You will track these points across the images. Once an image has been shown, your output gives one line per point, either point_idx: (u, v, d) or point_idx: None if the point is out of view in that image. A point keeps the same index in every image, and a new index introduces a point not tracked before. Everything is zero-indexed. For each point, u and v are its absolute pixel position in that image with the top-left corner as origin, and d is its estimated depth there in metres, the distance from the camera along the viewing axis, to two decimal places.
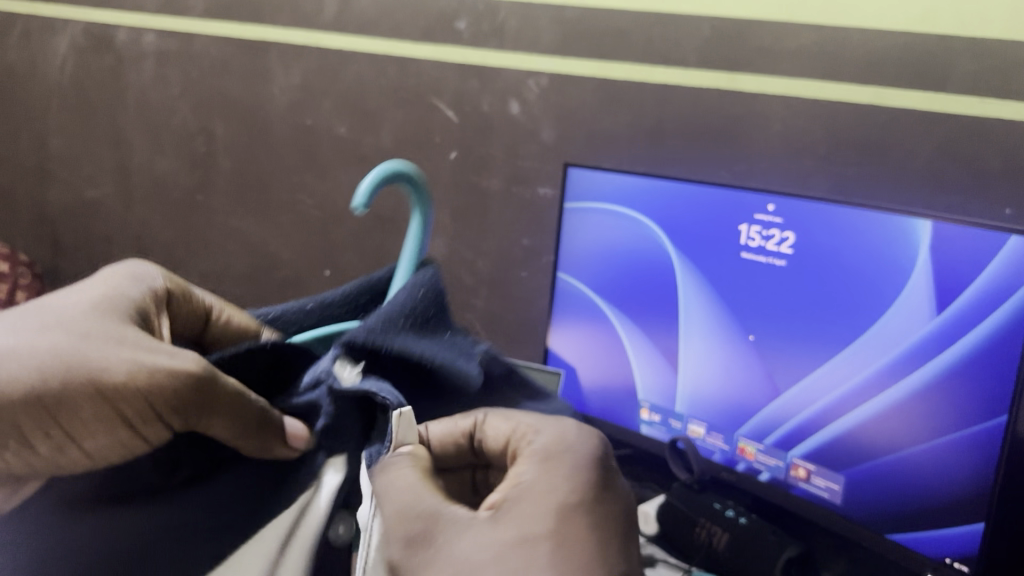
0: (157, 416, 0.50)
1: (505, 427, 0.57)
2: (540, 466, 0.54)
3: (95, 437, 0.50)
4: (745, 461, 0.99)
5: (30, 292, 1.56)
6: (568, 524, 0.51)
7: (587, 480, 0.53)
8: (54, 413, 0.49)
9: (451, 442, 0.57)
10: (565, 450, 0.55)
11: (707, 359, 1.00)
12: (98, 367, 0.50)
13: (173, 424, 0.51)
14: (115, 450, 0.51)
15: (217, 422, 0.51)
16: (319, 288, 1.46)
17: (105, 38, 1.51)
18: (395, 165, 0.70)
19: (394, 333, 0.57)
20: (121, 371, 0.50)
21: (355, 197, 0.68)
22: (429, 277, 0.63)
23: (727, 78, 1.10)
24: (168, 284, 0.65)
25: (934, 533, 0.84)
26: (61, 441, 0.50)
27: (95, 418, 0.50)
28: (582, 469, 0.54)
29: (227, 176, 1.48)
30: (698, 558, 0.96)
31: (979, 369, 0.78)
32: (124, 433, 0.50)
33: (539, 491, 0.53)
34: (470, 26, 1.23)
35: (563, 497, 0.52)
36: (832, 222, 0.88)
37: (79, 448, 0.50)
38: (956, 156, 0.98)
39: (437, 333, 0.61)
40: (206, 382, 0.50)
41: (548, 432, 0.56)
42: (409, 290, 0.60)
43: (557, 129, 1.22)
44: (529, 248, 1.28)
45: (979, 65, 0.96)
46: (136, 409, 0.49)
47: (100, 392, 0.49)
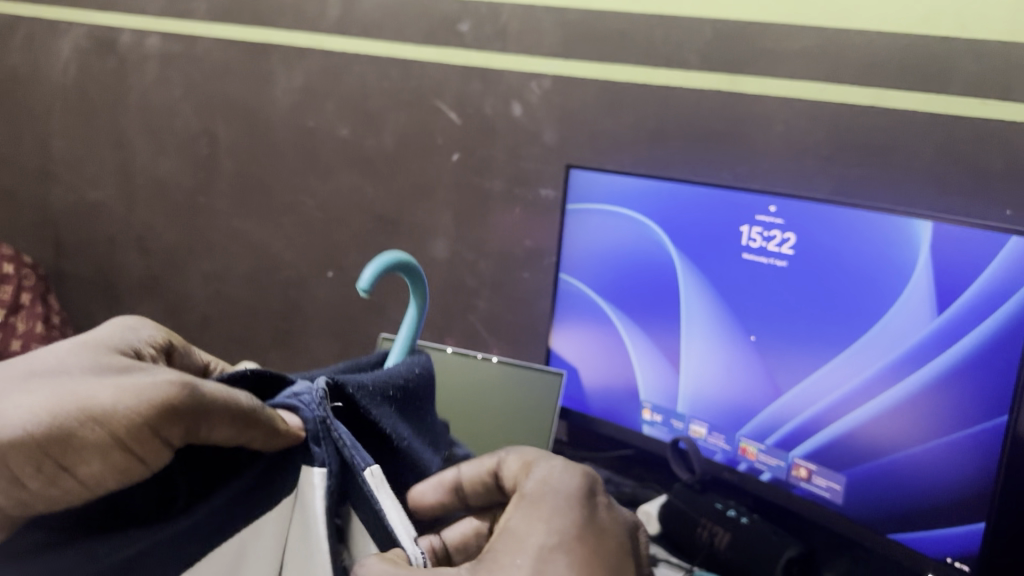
0: (153, 434, 0.45)
1: (513, 467, 0.55)
2: (526, 505, 0.52)
3: (89, 460, 0.44)
4: (746, 461, 0.99)
5: (33, 294, 1.57)
6: (549, 564, 0.48)
7: (577, 519, 0.50)
8: (38, 447, 0.43)
9: (479, 482, 0.56)
10: (553, 490, 0.52)
11: (708, 360, 1.00)
12: (90, 394, 0.44)
13: (172, 438, 0.46)
14: (112, 475, 0.45)
15: (212, 423, 0.47)
16: (321, 289, 1.46)
17: (109, 40, 1.51)
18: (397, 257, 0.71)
19: (379, 402, 0.59)
20: (116, 394, 0.44)
21: (361, 281, 0.68)
22: (422, 361, 0.68)
23: (728, 80, 1.10)
24: (169, 337, 0.63)
25: (935, 533, 0.84)
26: (55, 472, 0.44)
27: (87, 442, 0.44)
28: (569, 502, 0.51)
29: (231, 178, 1.49)
30: (699, 559, 0.96)
31: (979, 369, 0.79)
32: (120, 455, 0.44)
33: (521, 528, 0.50)
34: (473, 29, 1.24)
35: (546, 535, 0.49)
36: (833, 223, 0.88)
37: (73, 477, 0.44)
38: (957, 157, 0.99)
39: (406, 419, 0.63)
40: (194, 389, 0.46)
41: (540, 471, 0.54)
42: (407, 365, 0.65)
43: (559, 131, 1.22)
44: (531, 250, 1.28)
45: (979, 66, 0.96)
46: (131, 425, 0.44)
47: (88, 416, 0.44)
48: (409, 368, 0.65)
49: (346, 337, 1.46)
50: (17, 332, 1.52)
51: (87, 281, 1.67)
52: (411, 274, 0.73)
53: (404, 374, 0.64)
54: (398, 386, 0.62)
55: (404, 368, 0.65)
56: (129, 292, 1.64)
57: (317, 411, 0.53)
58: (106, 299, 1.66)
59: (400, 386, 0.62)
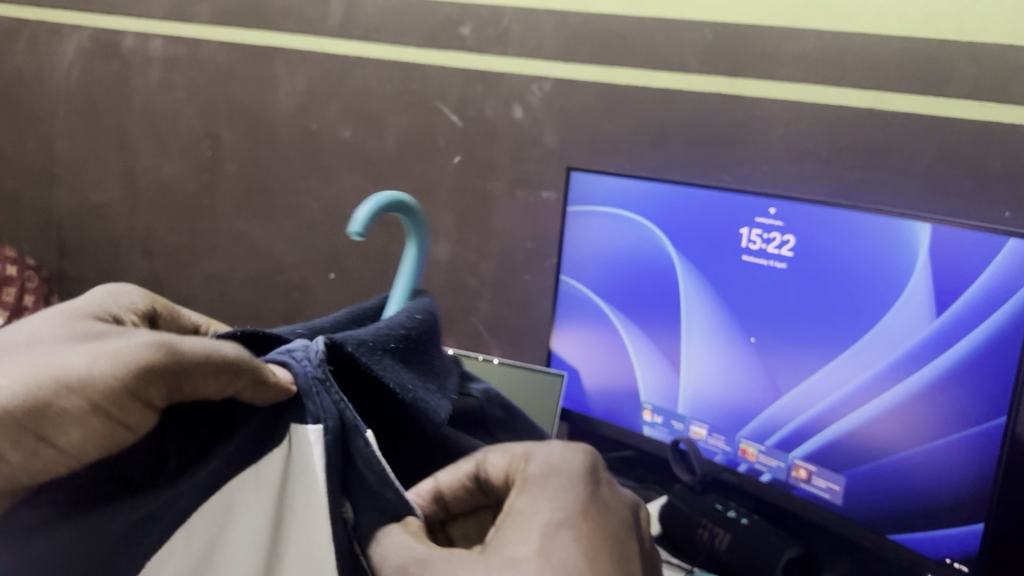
0: (132, 397, 0.40)
1: (503, 461, 0.51)
2: (528, 490, 0.49)
3: (66, 429, 0.40)
4: (746, 462, 0.99)
5: (36, 295, 1.58)
6: (556, 541, 0.45)
7: (581, 496, 0.48)
8: (13, 420, 0.39)
9: (459, 488, 0.51)
10: (555, 474, 0.50)
11: (708, 362, 1.01)
12: (60, 362, 0.40)
13: (154, 400, 0.41)
14: (94, 441, 0.41)
15: (196, 381, 0.42)
16: (324, 291, 1.47)
17: (113, 43, 1.52)
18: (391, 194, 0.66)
19: (379, 353, 0.53)
20: (86, 360, 0.40)
21: (353, 223, 0.63)
22: (426, 305, 0.62)
23: (728, 83, 1.11)
24: (154, 303, 0.58)
25: (935, 534, 0.84)
26: (34, 445, 0.40)
27: (61, 410, 0.39)
28: (571, 482, 0.49)
29: (233, 180, 1.49)
30: (700, 559, 0.97)
31: (979, 369, 0.79)
32: (100, 422, 0.40)
33: (527, 509, 0.47)
34: (475, 32, 1.25)
35: (552, 514, 0.47)
36: (833, 226, 0.88)
37: (54, 446, 0.40)
38: (957, 160, 0.99)
39: (418, 369, 0.56)
40: (176, 347, 0.41)
41: (539, 458, 0.51)
42: (407, 312, 0.59)
43: (560, 133, 1.23)
44: (532, 251, 1.29)
45: (978, 70, 0.97)
46: (108, 391, 0.39)
47: (62, 385, 0.39)
48: (410, 314, 0.59)
49: None
50: None
51: (90, 283, 1.67)
52: (410, 216, 0.67)
53: (406, 322, 0.57)
54: (401, 336, 0.56)
55: (404, 314, 0.58)
56: None
57: (312, 369, 0.48)
58: None
59: (402, 336, 0.56)
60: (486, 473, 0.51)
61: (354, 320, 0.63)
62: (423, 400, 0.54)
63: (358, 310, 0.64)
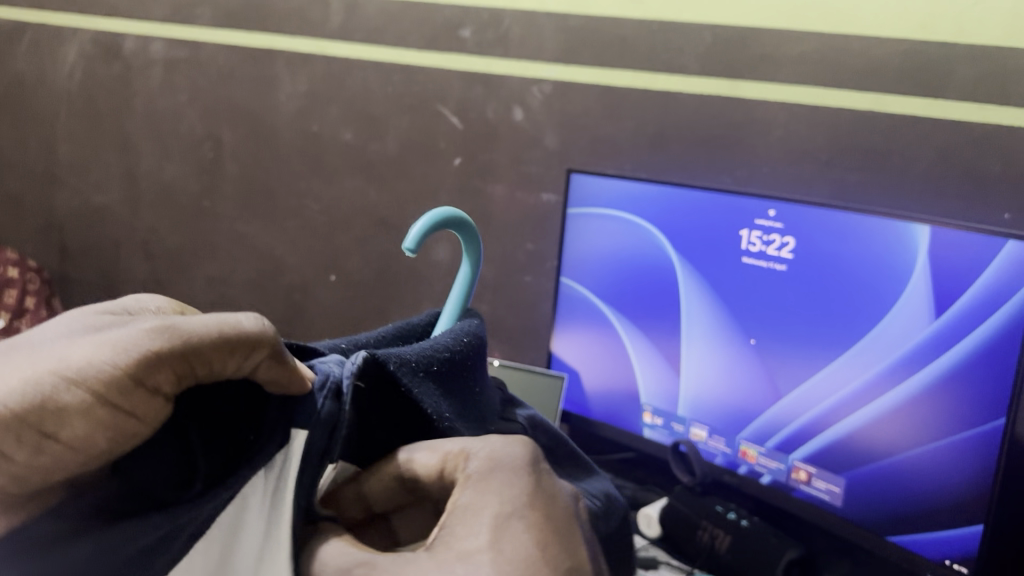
0: (135, 384, 0.37)
1: (436, 458, 0.44)
2: (477, 481, 0.42)
3: (71, 424, 0.37)
4: (746, 464, 0.99)
5: (38, 297, 1.58)
6: (508, 535, 0.40)
7: (528, 489, 0.42)
8: (15, 416, 0.37)
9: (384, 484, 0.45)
10: (506, 465, 0.43)
11: (709, 363, 1.01)
12: (62, 355, 0.38)
13: (162, 386, 0.38)
14: (100, 435, 0.38)
15: (209, 359, 0.39)
16: (325, 293, 1.47)
17: (114, 46, 1.53)
18: (445, 212, 0.62)
19: (421, 377, 0.49)
20: (87, 351, 0.38)
21: (405, 240, 0.60)
22: (476, 328, 0.57)
23: (728, 85, 1.11)
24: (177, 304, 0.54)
25: (935, 535, 0.84)
26: (38, 441, 0.38)
27: (64, 404, 0.37)
28: (516, 475, 0.43)
29: (234, 182, 1.50)
30: (700, 560, 0.97)
31: (978, 371, 0.79)
32: (105, 412, 0.37)
33: (475, 504, 0.41)
34: (475, 34, 1.25)
35: (503, 510, 0.41)
36: (832, 229, 0.89)
37: (59, 443, 0.38)
38: (956, 162, 0.99)
39: (457, 395, 0.52)
40: (180, 328, 0.38)
41: (482, 449, 0.44)
42: (457, 334, 0.54)
43: (560, 135, 1.23)
44: (532, 253, 1.29)
45: (977, 72, 0.97)
46: (111, 375, 0.37)
47: (64, 375, 0.37)
48: (459, 337, 0.54)
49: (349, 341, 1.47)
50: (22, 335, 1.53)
51: (91, 284, 1.68)
52: (464, 231, 0.63)
53: (454, 345, 0.53)
54: (444, 359, 0.51)
55: (453, 335, 0.54)
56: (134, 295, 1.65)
57: (344, 371, 0.46)
58: None
59: (448, 359, 0.52)
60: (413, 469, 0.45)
61: (402, 335, 0.60)
62: (458, 429, 0.50)
63: (406, 323, 0.61)
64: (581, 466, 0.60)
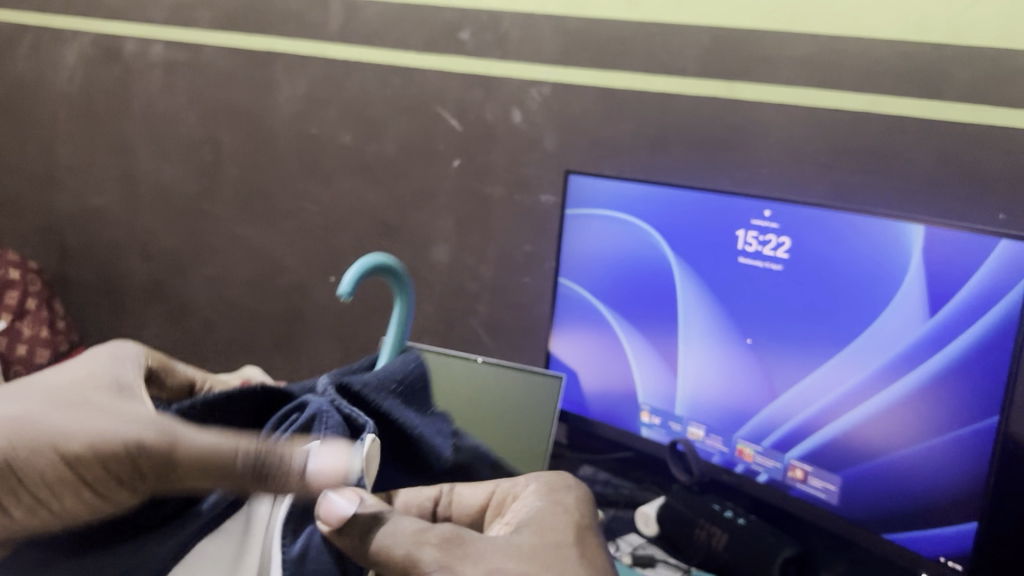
0: (124, 479, 0.50)
1: (481, 489, 0.66)
2: (542, 495, 0.62)
3: (63, 498, 0.50)
4: (743, 463, 1.00)
5: (38, 299, 1.59)
6: (577, 536, 0.58)
7: (579, 507, 0.61)
8: (18, 481, 0.48)
9: (422, 502, 0.65)
10: (562, 485, 0.64)
11: (706, 363, 1.01)
12: (62, 435, 0.49)
13: (142, 488, 0.51)
14: (84, 510, 0.50)
15: (189, 477, 0.50)
16: (324, 295, 1.48)
17: (114, 48, 1.53)
18: (380, 258, 0.80)
19: (385, 395, 0.64)
20: (82, 440, 0.49)
21: (341, 285, 0.77)
22: (414, 357, 0.70)
23: (725, 87, 1.12)
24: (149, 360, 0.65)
25: (931, 533, 0.85)
26: (30, 505, 0.49)
27: (62, 482, 0.49)
28: (573, 498, 0.62)
29: (234, 184, 1.50)
30: (697, 558, 0.98)
31: (972, 369, 0.80)
32: (89, 494, 0.50)
33: (546, 510, 0.60)
34: (473, 37, 1.26)
35: (572, 516, 0.59)
36: (826, 229, 0.89)
37: (49, 512, 0.50)
38: (951, 162, 1.00)
39: (420, 410, 0.67)
40: (173, 444, 0.50)
41: (534, 478, 0.65)
42: (403, 362, 0.68)
43: (558, 137, 1.24)
44: (531, 254, 1.30)
45: (972, 74, 0.98)
46: (103, 470, 0.49)
47: (61, 458, 0.49)
48: (404, 365, 0.68)
49: (348, 342, 1.48)
50: (22, 337, 1.54)
51: (92, 286, 1.68)
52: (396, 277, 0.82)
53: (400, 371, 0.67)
54: (399, 382, 0.66)
55: (398, 365, 0.68)
56: (134, 297, 1.66)
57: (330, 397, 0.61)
58: (111, 304, 1.68)
59: (403, 383, 0.66)
60: (458, 499, 0.66)
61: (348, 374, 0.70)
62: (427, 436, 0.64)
63: (349, 367, 0.71)
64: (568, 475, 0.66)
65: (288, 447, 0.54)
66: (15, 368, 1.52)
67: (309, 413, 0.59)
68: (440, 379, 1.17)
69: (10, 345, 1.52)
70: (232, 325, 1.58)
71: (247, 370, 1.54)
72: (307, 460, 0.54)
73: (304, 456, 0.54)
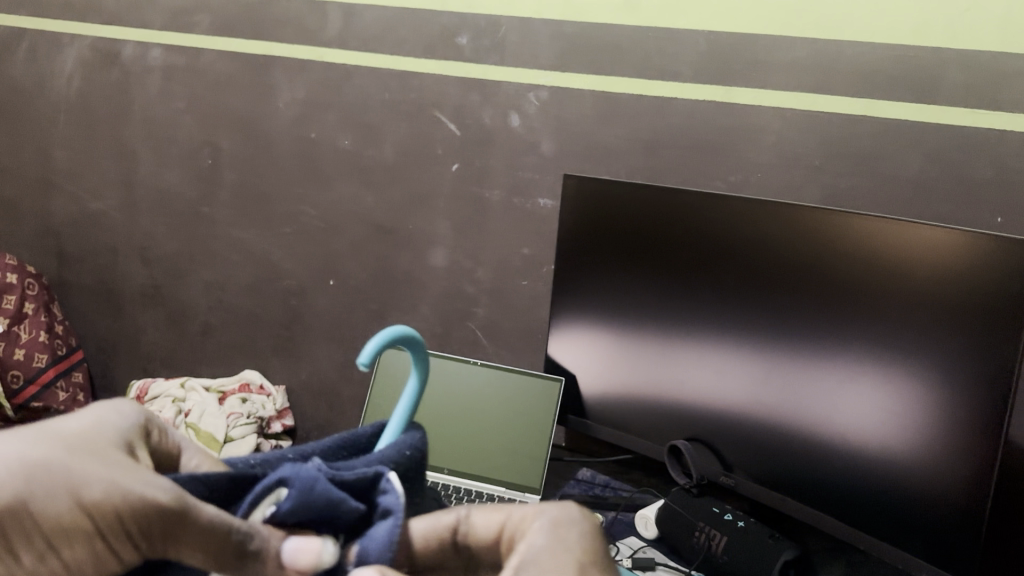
0: (133, 534, 0.49)
1: (496, 518, 0.56)
2: (547, 531, 0.54)
3: (74, 547, 0.49)
4: (739, 464, 1.02)
5: (36, 303, 1.59)
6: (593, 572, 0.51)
7: (595, 546, 0.54)
8: (38, 528, 0.48)
9: (434, 539, 0.56)
10: (569, 520, 0.55)
11: (703, 364, 1.03)
12: (82, 481, 0.49)
13: (142, 544, 0.50)
14: (89, 564, 0.50)
15: (189, 550, 0.50)
16: (323, 298, 1.49)
17: (111, 53, 1.53)
18: (403, 330, 0.64)
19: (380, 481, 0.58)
20: (104, 488, 0.49)
21: (360, 355, 0.60)
22: (415, 440, 0.62)
23: (721, 91, 1.12)
24: (147, 423, 0.59)
25: (927, 536, 0.84)
26: (42, 551, 0.48)
27: (75, 529, 0.48)
28: (586, 532, 0.55)
29: (232, 189, 1.51)
30: (699, 562, 0.97)
31: (965, 371, 0.79)
32: (101, 545, 0.49)
33: (547, 546, 0.53)
34: (471, 41, 1.26)
35: (577, 554, 0.52)
36: (818, 230, 0.89)
37: (57, 558, 0.49)
38: (946, 165, 1.01)
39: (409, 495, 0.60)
40: (193, 509, 0.49)
41: (545, 508, 0.56)
42: (397, 446, 0.61)
43: (555, 141, 1.25)
44: (529, 257, 1.31)
45: (968, 78, 0.99)
46: (115, 522, 0.49)
47: (80, 505, 0.48)
48: (400, 449, 0.61)
49: (347, 345, 1.49)
50: (20, 341, 1.56)
51: (90, 291, 1.68)
52: (415, 350, 0.66)
53: (394, 458, 0.60)
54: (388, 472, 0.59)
55: (393, 450, 0.60)
56: (132, 301, 1.66)
57: (309, 473, 0.54)
58: (110, 309, 1.68)
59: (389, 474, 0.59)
60: (471, 527, 0.56)
61: (349, 446, 0.66)
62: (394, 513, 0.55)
63: (354, 435, 0.66)
64: (575, 508, 0.57)
65: (273, 536, 0.52)
66: (13, 373, 1.54)
67: (272, 480, 0.55)
68: (444, 381, 1.18)
69: (9, 350, 1.54)
70: (230, 329, 1.58)
71: (246, 375, 1.56)
72: (288, 543, 0.52)
73: (287, 539, 0.53)
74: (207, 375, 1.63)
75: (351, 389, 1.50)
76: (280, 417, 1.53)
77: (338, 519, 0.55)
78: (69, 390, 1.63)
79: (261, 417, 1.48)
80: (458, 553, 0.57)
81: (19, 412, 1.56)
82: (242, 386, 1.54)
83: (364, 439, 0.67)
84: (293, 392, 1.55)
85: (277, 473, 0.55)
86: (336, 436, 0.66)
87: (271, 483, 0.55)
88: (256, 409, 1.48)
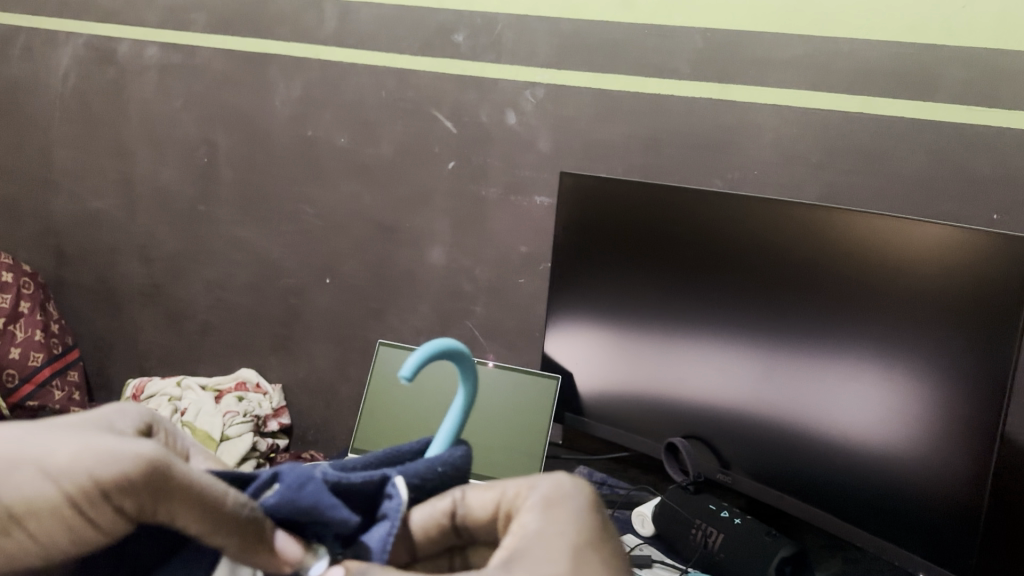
0: (108, 499, 0.49)
1: (490, 496, 0.57)
2: (541, 510, 0.54)
3: (43, 518, 0.49)
4: (737, 461, 1.02)
5: (32, 302, 1.59)
6: (586, 554, 0.51)
7: (591, 522, 0.54)
8: (4, 501, 0.48)
9: (433, 525, 0.57)
10: (562, 495, 0.55)
11: (702, 361, 1.03)
12: (46, 454, 0.49)
13: (120, 508, 0.50)
14: (62, 535, 0.50)
15: (174, 508, 0.50)
16: (321, 297, 1.48)
17: (108, 51, 1.53)
18: (450, 343, 0.62)
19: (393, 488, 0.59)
20: (69, 456, 0.49)
21: (401, 370, 0.59)
22: (457, 457, 0.60)
23: (718, 89, 1.12)
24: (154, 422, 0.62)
25: (924, 532, 0.84)
26: (11, 525, 0.49)
27: (43, 500, 0.49)
28: (582, 508, 0.55)
29: (229, 187, 1.50)
30: (695, 559, 0.98)
31: (964, 367, 0.79)
32: (71, 515, 0.49)
33: (539, 528, 0.53)
34: (468, 39, 1.26)
35: (571, 534, 0.52)
36: (817, 227, 0.89)
37: (29, 532, 0.49)
38: (945, 162, 1.01)
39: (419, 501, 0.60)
40: (173, 466, 0.50)
41: (537, 484, 0.56)
42: (432, 460, 0.59)
43: (553, 139, 1.24)
44: (527, 256, 1.31)
45: (966, 75, 0.99)
46: (85, 489, 0.49)
47: (48, 476, 0.49)
48: (432, 465, 0.59)
49: (345, 343, 1.49)
50: (16, 340, 1.55)
51: (86, 290, 1.68)
52: (464, 364, 0.63)
53: (421, 472, 0.58)
54: (412, 485, 0.58)
55: (426, 463, 0.59)
56: (129, 300, 1.65)
57: (298, 472, 0.56)
58: (107, 307, 1.68)
59: (414, 487, 0.58)
60: (468, 509, 0.57)
61: (392, 460, 0.64)
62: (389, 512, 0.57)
63: (399, 449, 0.64)
64: (570, 481, 0.57)
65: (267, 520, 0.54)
66: (8, 371, 1.54)
67: (268, 475, 0.56)
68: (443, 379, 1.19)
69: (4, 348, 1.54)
70: (228, 328, 1.58)
71: (242, 373, 1.56)
72: (278, 536, 0.54)
73: (278, 533, 0.54)
74: (205, 374, 1.63)
75: (349, 387, 1.50)
76: (277, 415, 1.53)
77: (326, 524, 0.55)
78: (65, 388, 1.63)
79: (257, 416, 1.48)
80: (462, 535, 0.58)
81: (14, 411, 1.56)
82: (239, 384, 1.54)
83: (410, 454, 0.65)
84: (290, 390, 1.55)
85: (273, 469, 0.57)
86: (378, 449, 0.64)
87: (266, 479, 0.56)
88: (253, 407, 1.48)
